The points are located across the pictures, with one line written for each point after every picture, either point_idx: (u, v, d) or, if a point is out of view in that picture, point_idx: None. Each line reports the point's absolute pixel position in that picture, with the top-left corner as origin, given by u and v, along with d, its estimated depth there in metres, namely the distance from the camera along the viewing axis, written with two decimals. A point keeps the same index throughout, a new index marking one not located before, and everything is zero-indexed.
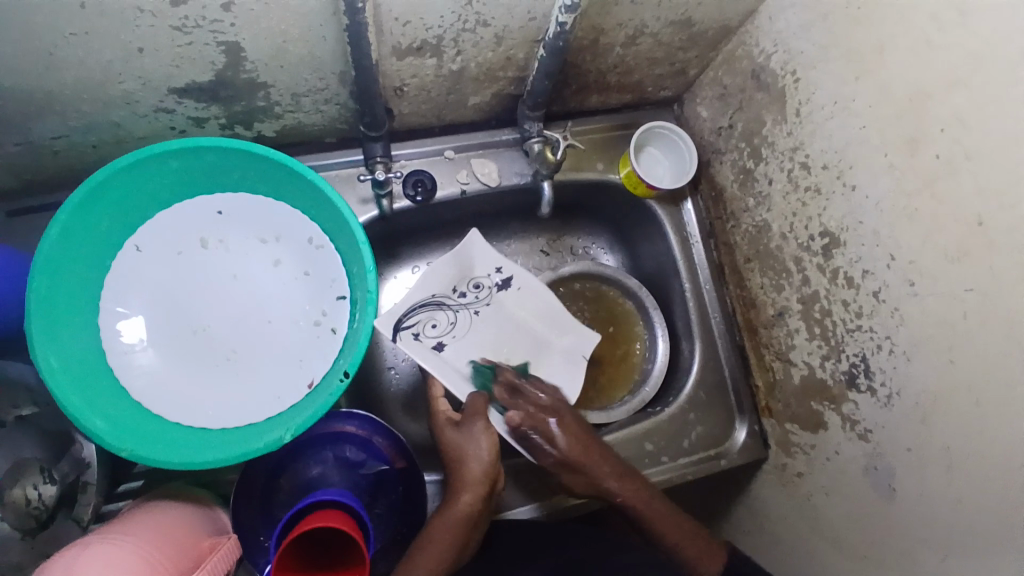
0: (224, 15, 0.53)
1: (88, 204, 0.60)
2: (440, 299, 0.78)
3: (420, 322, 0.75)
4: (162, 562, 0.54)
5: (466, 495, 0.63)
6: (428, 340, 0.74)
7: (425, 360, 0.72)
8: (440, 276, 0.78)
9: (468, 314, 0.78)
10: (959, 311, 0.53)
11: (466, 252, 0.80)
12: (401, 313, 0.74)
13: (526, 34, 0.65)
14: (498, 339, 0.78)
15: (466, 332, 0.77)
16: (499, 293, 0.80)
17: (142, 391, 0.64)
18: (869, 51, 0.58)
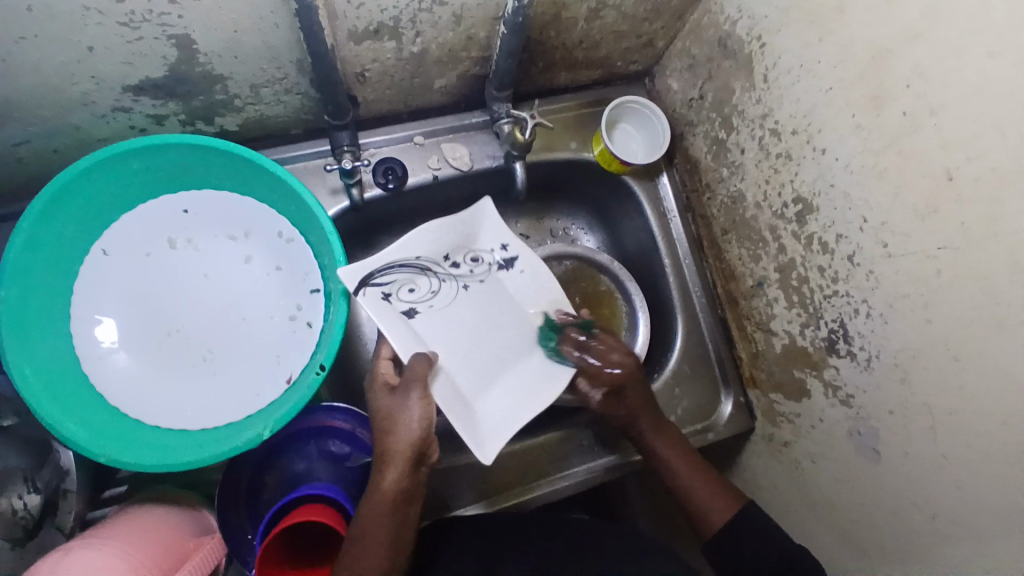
0: (171, 7, 0.51)
1: (51, 211, 0.59)
2: (430, 265, 0.70)
3: (397, 281, 0.67)
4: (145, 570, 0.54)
5: (390, 473, 0.56)
6: (400, 303, 0.66)
7: (389, 323, 0.63)
8: (435, 241, 0.70)
9: (451, 288, 0.70)
10: (933, 269, 0.52)
11: (473, 217, 0.73)
12: (380, 265, 0.65)
13: (485, 11, 0.64)
14: (484, 319, 0.70)
15: (446, 307, 0.69)
16: (499, 272, 0.73)
17: (119, 396, 0.63)
18: (830, 10, 0.57)
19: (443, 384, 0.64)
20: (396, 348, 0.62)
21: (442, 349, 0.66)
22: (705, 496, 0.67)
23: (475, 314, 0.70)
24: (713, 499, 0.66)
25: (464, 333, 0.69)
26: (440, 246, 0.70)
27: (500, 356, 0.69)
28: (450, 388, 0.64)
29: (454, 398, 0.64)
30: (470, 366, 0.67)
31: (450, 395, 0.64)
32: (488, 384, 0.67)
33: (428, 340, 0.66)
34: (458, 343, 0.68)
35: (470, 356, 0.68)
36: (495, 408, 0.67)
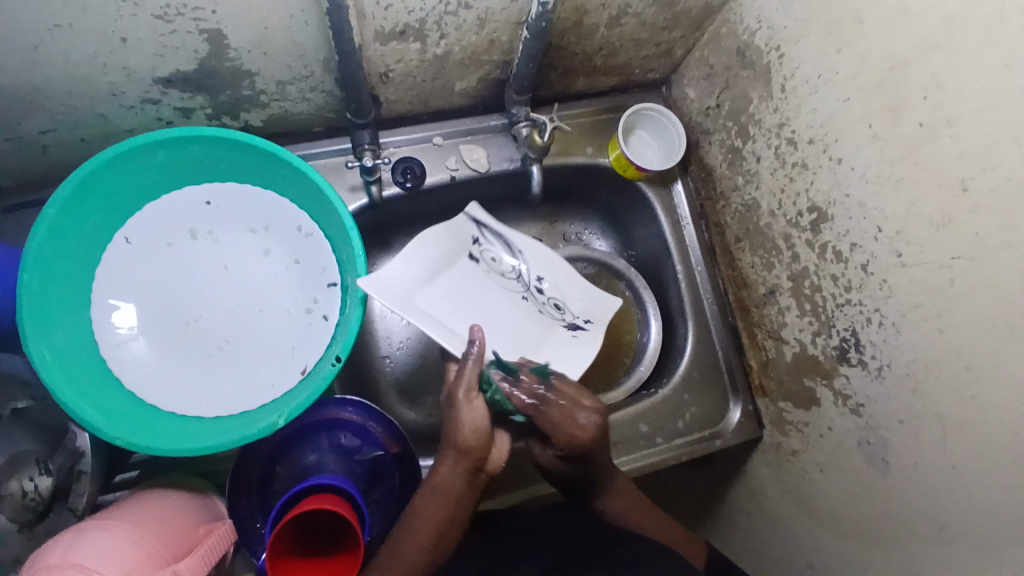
0: (205, 2, 0.53)
1: (77, 197, 0.60)
2: (523, 267, 0.77)
3: (491, 244, 0.77)
4: (152, 559, 0.53)
5: (446, 465, 0.60)
6: (476, 251, 0.75)
7: (458, 238, 0.73)
8: (543, 268, 0.78)
9: (518, 288, 0.75)
10: (946, 278, 0.53)
11: (584, 286, 0.78)
12: (496, 225, 0.77)
13: (508, 16, 0.65)
14: (511, 318, 0.71)
15: (490, 285, 0.73)
16: (558, 326, 0.73)
17: (136, 382, 0.64)
18: (849, 22, 0.57)
19: (418, 266, 0.67)
20: (427, 231, 0.70)
21: (451, 282, 0.70)
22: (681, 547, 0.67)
23: (502, 308, 0.71)
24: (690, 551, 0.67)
25: (479, 302, 0.70)
26: (541, 273, 0.78)
27: (477, 331, 0.67)
28: (420, 279, 0.67)
29: (414, 278, 0.66)
30: (449, 301, 0.67)
31: (413, 275, 0.66)
32: (444, 314, 0.65)
33: (454, 273, 0.71)
34: (465, 298, 0.69)
35: (456, 305, 0.68)
36: (418, 311, 0.63)
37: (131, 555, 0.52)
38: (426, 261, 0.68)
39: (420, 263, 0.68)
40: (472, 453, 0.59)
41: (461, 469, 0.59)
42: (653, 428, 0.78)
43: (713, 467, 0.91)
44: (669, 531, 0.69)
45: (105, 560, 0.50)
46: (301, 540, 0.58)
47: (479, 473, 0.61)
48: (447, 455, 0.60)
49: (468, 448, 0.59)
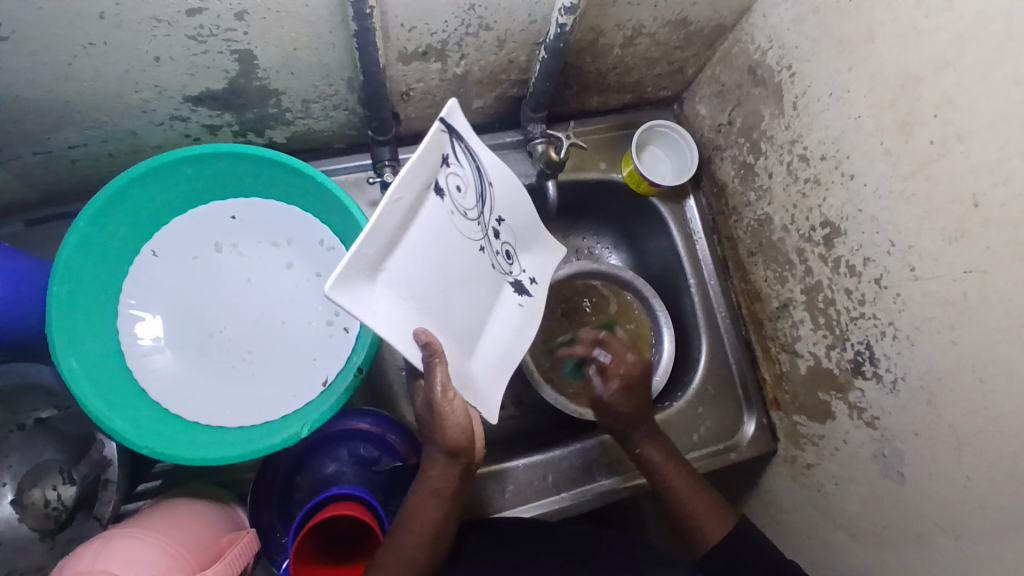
0: (237, 24, 0.55)
1: (107, 211, 0.62)
2: (486, 203, 0.60)
3: (460, 165, 0.56)
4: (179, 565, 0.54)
5: (436, 465, 0.60)
6: (443, 177, 0.53)
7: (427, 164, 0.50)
8: (507, 204, 0.63)
9: (478, 233, 0.58)
10: (959, 291, 0.54)
11: (536, 234, 0.68)
12: (467, 139, 0.56)
13: (527, 37, 0.67)
14: (469, 284, 0.57)
15: (454, 230, 0.55)
16: (504, 283, 0.63)
17: (160, 392, 0.65)
18: (859, 42, 0.59)
19: (383, 233, 0.47)
20: (403, 173, 0.47)
21: (413, 236, 0.51)
22: (703, 510, 0.67)
23: (465, 272, 0.57)
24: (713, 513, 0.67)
25: (446, 264, 0.55)
26: (502, 210, 0.63)
27: (437, 305, 0.54)
28: (383, 246, 0.48)
29: (380, 248, 0.48)
30: (411, 271, 0.51)
31: (378, 243, 0.47)
32: (404, 298, 0.51)
33: (416, 220, 0.51)
34: (427, 257, 0.52)
35: (418, 274, 0.52)
36: (382, 307, 0.48)
37: (159, 561, 0.53)
38: (389, 218, 0.47)
39: (386, 226, 0.47)
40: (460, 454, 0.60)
41: (452, 468, 0.60)
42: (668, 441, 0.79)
43: (728, 480, 0.92)
44: (690, 492, 0.69)
45: (133, 565, 0.51)
46: (320, 546, 0.58)
47: (468, 471, 0.62)
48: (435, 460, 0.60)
49: (454, 449, 0.59)
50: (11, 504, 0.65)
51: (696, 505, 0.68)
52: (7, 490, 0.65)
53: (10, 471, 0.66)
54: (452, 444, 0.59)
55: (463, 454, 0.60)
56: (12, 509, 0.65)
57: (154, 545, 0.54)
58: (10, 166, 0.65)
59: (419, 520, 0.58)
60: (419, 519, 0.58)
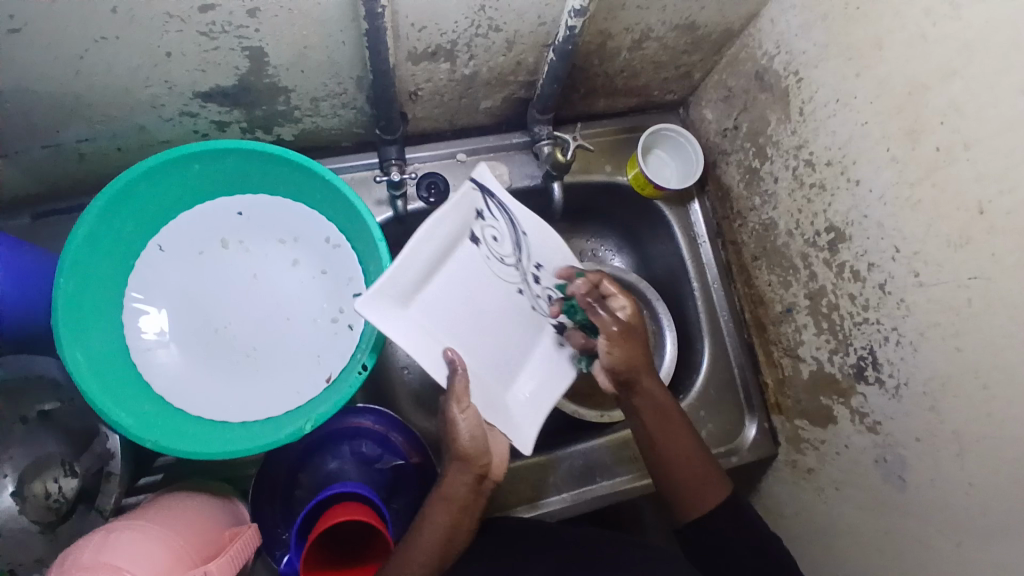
0: (250, 21, 0.55)
1: (114, 206, 0.62)
2: (525, 252, 0.67)
3: (497, 219, 0.64)
4: (179, 558, 0.54)
5: (453, 474, 0.60)
6: (478, 228, 0.63)
7: (459, 216, 0.60)
8: (548, 253, 0.69)
9: (516, 278, 0.65)
10: (964, 298, 0.54)
11: None
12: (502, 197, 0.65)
13: (536, 39, 0.67)
14: (505, 323, 0.64)
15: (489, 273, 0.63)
16: (548, 324, 0.68)
17: (164, 387, 0.65)
18: (867, 49, 0.59)
19: (413, 266, 0.56)
20: (431, 217, 0.57)
21: (447, 275, 0.60)
22: (700, 476, 0.65)
23: (499, 310, 0.63)
24: (708, 483, 0.65)
25: (479, 302, 0.62)
26: (544, 259, 0.69)
27: (471, 337, 0.61)
28: (416, 278, 0.57)
29: (412, 279, 0.56)
30: (443, 303, 0.59)
31: (409, 275, 0.56)
32: (436, 325, 0.58)
33: (449, 263, 0.60)
34: (461, 293, 0.61)
35: (454, 304, 0.60)
36: (412, 329, 0.56)
37: (160, 554, 0.53)
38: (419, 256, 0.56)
39: (416, 261, 0.56)
40: (474, 463, 0.59)
41: (467, 478, 0.60)
42: None
43: None
44: (684, 457, 0.66)
45: (134, 557, 0.51)
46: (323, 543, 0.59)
47: (483, 480, 0.61)
48: (452, 468, 0.60)
49: (468, 456, 0.59)
50: (11, 495, 0.65)
51: (686, 475, 0.65)
52: (8, 483, 0.66)
53: (12, 463, 0.66)
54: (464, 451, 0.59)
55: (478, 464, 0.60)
56: (12, 501, 0.65)
57: (156, 538, 0.54)
58: (17, 159, 0.66)
59: (430, 533, 0.58)
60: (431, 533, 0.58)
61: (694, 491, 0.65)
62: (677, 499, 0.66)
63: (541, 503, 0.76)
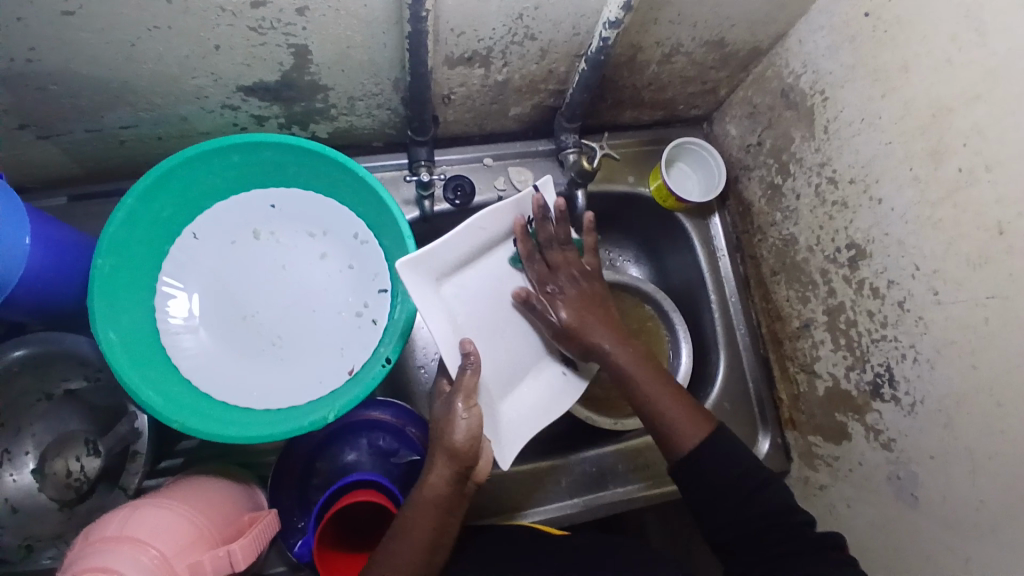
0: (297, 19, 0.57)
1: (154, 191, 0.64)
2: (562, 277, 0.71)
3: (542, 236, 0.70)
4: (192, 526, 0.55)
5: (436, 471, 0.58)
6: (526, 240, 0.70)
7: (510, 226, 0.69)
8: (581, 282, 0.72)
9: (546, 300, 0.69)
10: (981, 317, 0.55)
11: None
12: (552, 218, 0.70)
13: (569, 48, 0.69)
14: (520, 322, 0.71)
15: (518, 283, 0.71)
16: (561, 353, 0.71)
17: (190, 370, 0.67)
18: (895, 71, 0.61)
19: (456, 250, 0.65)
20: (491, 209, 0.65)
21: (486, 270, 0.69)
22: (678, 416, 0.62)
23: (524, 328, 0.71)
24: (688, 420, 0.62)
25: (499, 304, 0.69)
26: None
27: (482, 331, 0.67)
28: (456, 261, 0.66)
29: (452, 262, 0.65)
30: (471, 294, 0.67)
31: (451, 256, 0.64)
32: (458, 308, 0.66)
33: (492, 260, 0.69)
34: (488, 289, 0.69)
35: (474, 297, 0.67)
36: (436, 305, 0.63)
37: (171, 518, 0.54)
38: (468, 244, 0.66)
39: (460, 247, 0.65)
40: (459, 461, 0.58)
41: (449, 476, 0.58)
42: None
43: None
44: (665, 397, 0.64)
45: (146, 521, 0.52)
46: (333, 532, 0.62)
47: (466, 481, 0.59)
48: (436, 461, 0.58)
49: (459, 454, 0.57)
50: (32, 472, 0.68)
51: (667, 402, 0.63)
52: (31, 459, 0.68)
53: (35, 440, 0.69)
54: (455, 448, 0.57)
55: (466, 459, 0.58)
56: (33, 477, 0.68)
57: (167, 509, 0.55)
58: (60, 140, 0.68)
59: (417, 530, 0.55)
60: (416, 531, 0.55)
61: (670, 435, 0.62)
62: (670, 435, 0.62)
63: (531, 511, 0.76)
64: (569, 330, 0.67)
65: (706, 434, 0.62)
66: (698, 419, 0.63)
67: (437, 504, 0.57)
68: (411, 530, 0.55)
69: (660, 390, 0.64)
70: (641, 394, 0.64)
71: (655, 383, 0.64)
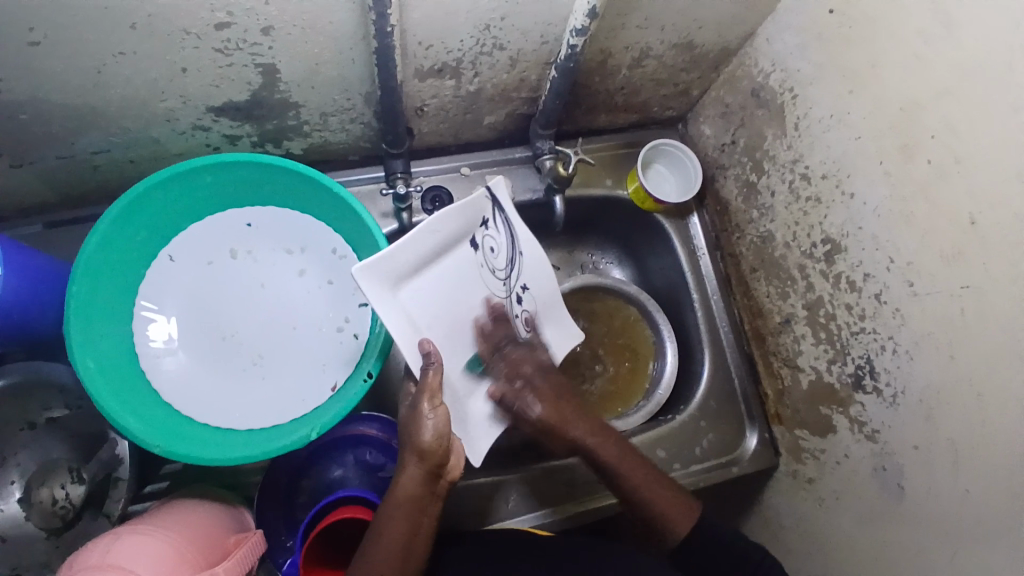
0: (264, 39, 0.57)
1: (127, 215, 0.64)
2: (516, 270, 0.71)
3: (496, 231, 0.69)
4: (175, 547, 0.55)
5: (406, 472, 0.58)
6: (479, 236, 0.67)
7: (467, 221, 0.64)
8: (532, 274, 0.72)
9: (502, 291, 0.69)
10: (957, 308, 0.55)
11: (556, 310, 0.75)
12: (506, 212, 0.69)
13: (539, 56, 0.70)
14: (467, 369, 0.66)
15: (478, 280, 0.67)
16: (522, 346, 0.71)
17: (171, 394, 0.66)
18: (861, 67, 0.62)
19: (413, 254, 0.60)
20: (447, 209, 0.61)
21: (445, 271, 0.64)
22: (665, 509, 0.65)
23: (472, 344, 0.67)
24: (678, 508, 0.66)
25: (461, 302, 0.65)
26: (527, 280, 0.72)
27: (448, 333, 0.64)
28: (413, 265, 0.61)
29: (411, 266, 0.60)
30: (433, 296, 0.63)
31: (408, 261, 0.60)
32: (421, 312, 0.62)
33: (451, 259, 0.64)
34: (450, 288, 0.64)
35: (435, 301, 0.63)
36: (395, 314, 0.59)
37: (152, 542, 0.54)
38: (426, 247, 0.61)
39: (418, 250, 0.60)
40: (429, 461, 0.58)
41: (418, 476, 0.58)
42: (669, 455, 0.79)
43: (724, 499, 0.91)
44: (653, 489, 0.66)
45: (128, 545, 0.52)
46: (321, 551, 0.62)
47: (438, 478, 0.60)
48: (406, 462, 0.59)
49: (426, 452, 0.58)
50: (18, 502, 0.67)
51: (661, 495, 0.66)
52: (16, 489, 0.67)
53: (19, 469, 0.68)
54: (422, 448, 0.58)
55: (433, 458, 0.58)
56: (19, 507, 0.67)
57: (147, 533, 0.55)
58: (31, 168, 0.67)
59: (389, 533, 0.56)
60: (389, 534, 0.56)
61: (666, 526, 0.65)
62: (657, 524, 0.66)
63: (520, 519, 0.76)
64: (546, 425, 0.67)
65: (691, 525, 0.65)
66: (687, 508, 0.66)
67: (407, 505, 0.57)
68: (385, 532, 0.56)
69: (652, 480, 0.66)
70: (632, 489, 0.66)
71: (643, 469, 0.67)
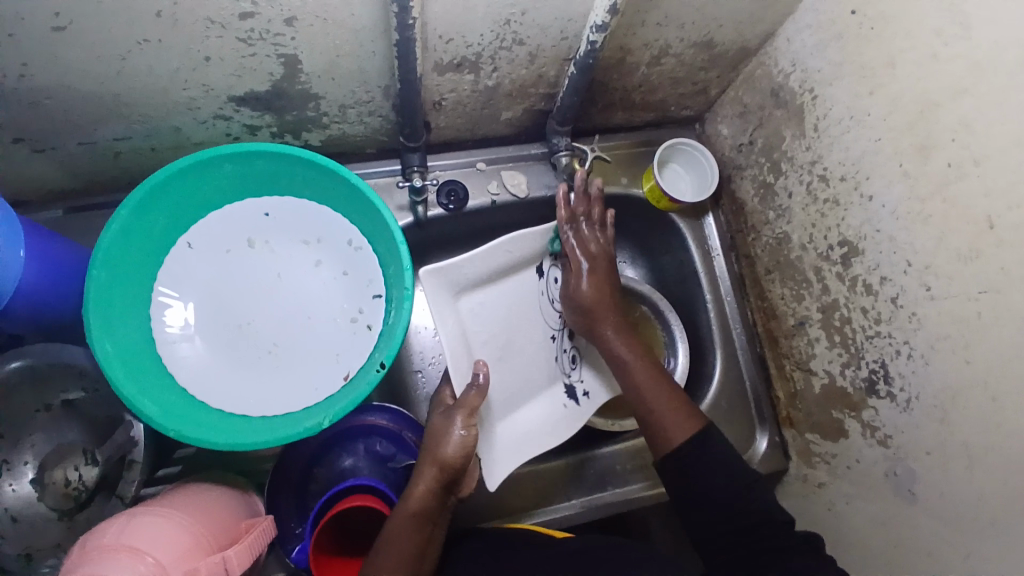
0: (286, 29, 0.58)
1: (147, 202, 0.65)
2: None
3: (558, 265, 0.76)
4: (185, 531, 0.55)
5: (422, 482, 0.60)
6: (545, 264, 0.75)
7: (539, 251, 0.74)
8: None
9: (557, 325, 0.76)
10: (973, 311, 0.55)
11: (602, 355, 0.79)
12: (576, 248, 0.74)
13: (558, 52, 0.70)
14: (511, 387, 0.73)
15: (538, 306, 0.75)
16: (560, 381, 0.77)
17: (187, 380, 0.67)
18: (882, 68, 0.61)
19: (486, 269, 0.70)
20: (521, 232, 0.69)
21: (510, 290, 0.73)
22: (668, 414, 0.65)
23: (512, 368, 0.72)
24: (677, 420, 0.65)
25: (517, 325, 0.73)
26: None
27: (497, 352, 0.71)
28: (480, 277, 0.70)
29: (478, 279, 0.70)
30: (493, 308, 0.71)
31: (478, 273, 0.69)
32: (480, 323, 0.70)
33: (517, 281, 0.74)
34: (510, 310, 0.73)
35: (496, 316, 0.72)
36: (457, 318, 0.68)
37: (162, 525, 0.54)
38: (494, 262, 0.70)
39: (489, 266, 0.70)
40: (445, 475, 0.60)
41: (434, 486, 0.60)
42: None
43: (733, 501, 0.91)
44: (662, 395, 0.66)
45: (137, 528, 0.52)
46: (335, 546, 0.63)
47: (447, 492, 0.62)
48: (420, 476, 0.60)
49: (446, 465, 0.60)
50: (32, 483, 0.68)
51: (665, 403, 0.65)
52: (30, 469, 0.69)
53: (33, 450, 0.69)
54: (444, 459, 0.61)
55: (452, 473, 0.61)
56: (33, 487, 0.68)
57: (157, 516, 0.55)
58: (54, 154, 0.69)
59: (404, 539, 0.56)
60: (403, 541, 0.56)
61: (663, 431, 0.64)
62: (655, 433, 0.65)
63: (526, 514, 0.76)
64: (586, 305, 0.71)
65: (693, 432, 0.64)
66: (689, 420, 0.65)
67: (422, 515, 0.58)
68: (400, 538, 0.56)
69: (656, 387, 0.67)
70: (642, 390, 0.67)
71: (652, 375, 0.67)
